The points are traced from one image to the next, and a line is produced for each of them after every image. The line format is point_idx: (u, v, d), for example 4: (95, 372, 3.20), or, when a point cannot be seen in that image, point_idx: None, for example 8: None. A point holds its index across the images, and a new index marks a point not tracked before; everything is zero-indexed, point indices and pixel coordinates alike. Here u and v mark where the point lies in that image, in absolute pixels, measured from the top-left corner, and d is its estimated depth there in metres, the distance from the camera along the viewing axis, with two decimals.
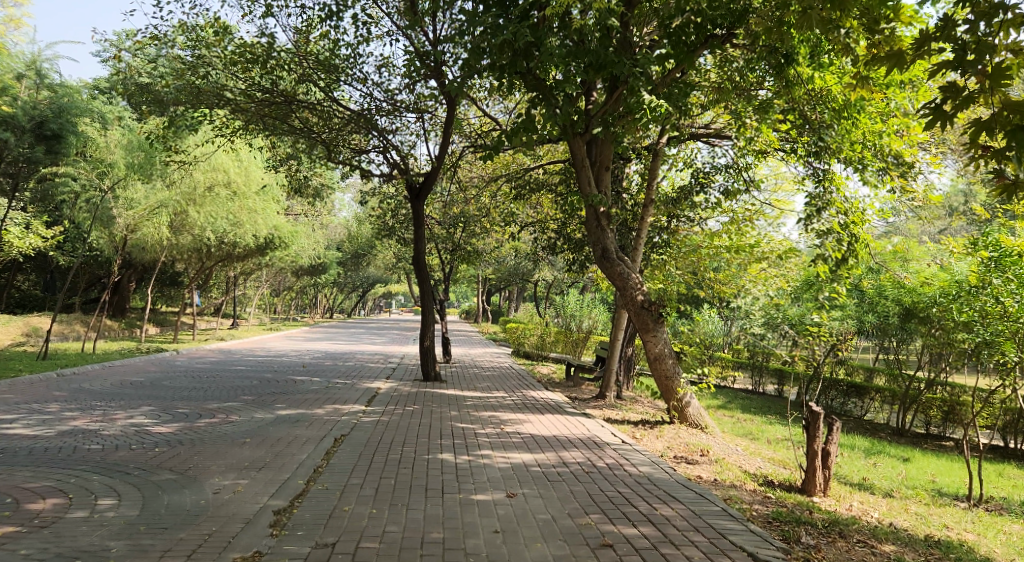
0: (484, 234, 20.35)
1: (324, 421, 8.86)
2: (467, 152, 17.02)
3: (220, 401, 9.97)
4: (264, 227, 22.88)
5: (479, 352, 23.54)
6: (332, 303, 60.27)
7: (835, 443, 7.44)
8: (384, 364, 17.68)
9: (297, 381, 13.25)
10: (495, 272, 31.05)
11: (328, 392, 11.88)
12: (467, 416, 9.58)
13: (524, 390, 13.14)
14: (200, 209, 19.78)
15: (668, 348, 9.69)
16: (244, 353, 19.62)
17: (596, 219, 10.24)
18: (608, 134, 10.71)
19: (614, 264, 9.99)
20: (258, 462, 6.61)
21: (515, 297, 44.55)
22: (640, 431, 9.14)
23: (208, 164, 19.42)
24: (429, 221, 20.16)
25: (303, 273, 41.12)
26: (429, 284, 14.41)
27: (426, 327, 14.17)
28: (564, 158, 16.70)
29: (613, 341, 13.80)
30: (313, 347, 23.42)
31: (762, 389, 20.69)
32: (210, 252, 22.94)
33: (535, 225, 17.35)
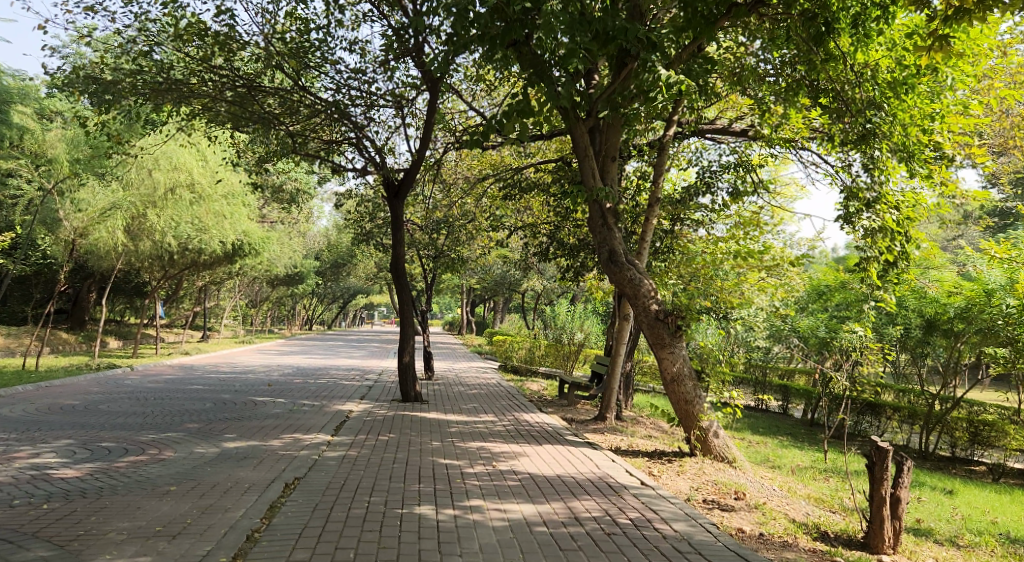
0: (469, 240, 18.97)
1: (279, 457, 7.34)
2: (451, 150, 15.61)
3: (157, 432, 8.47)
4: (232, 233, 21.35)
5: (464, 367, 22.06)
6: (311, 315, 58.59)
7: (906, 487, 6.03)
8: (359, 381, 16.14)
9: (258, 403, 11.72)
10: (480, 282, 29.64)
11: (290, 417, 10.35)
12: (451, 447, 8.09)
13: (515, 412, 11.66)
14: (160, 212, 18.34)
15: (687, 367, 8.27)
16: (207, 369, 18.07)
17: (602, 217, 8.92)
18: (616, 118, 9.29)
19: (625, 269, 8.59)
20: (173, 526, 5.10)
21: (501, 309, 43.18)
22: (658, 466, 7.71)
23: (168, 163, 18.01)
24: (410, 227, 18.71)
25: (279, 283, 39.53)
26: (408, 293, 12.92)
27: (405, 341, 12.69)
28: (556, 158, 15.37)
29: (615, 356, 12.38)
30: (285, 362, 21.83)
31: (767, 406, 19.33)
32: (174, 259, 21.36)
33: (525, 229, 15.93)
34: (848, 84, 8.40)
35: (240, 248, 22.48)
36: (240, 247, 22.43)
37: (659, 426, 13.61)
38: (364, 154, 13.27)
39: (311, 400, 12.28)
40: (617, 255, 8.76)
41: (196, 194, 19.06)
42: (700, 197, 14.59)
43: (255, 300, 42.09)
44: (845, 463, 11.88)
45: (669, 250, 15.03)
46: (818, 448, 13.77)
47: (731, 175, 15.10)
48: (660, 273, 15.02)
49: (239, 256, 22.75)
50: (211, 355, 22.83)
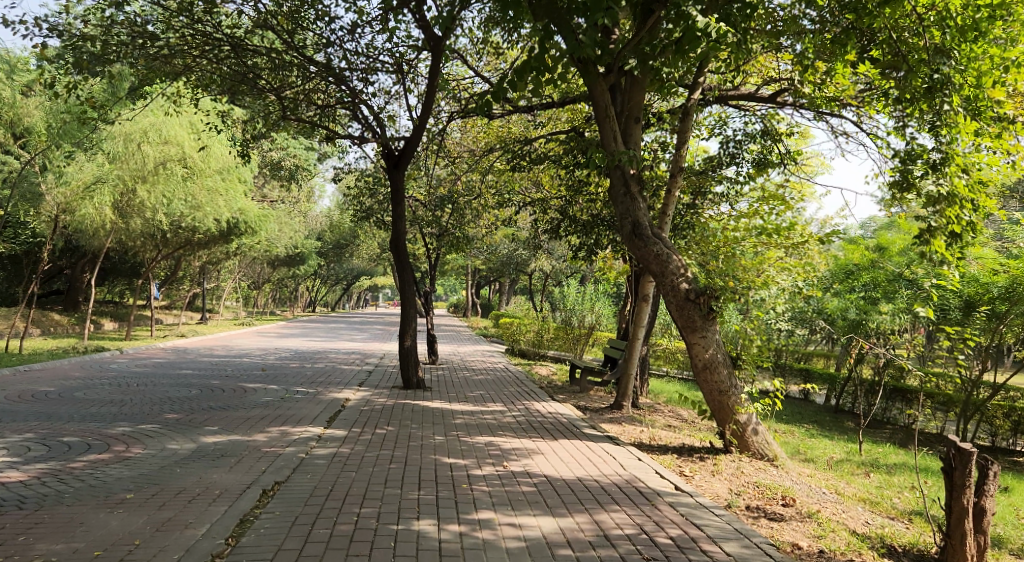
0: (475, 218, 18.06)
1: (262, 455, 6.49)
2: (455, 118, 14.66)
3: (129, 424, 7.60)
4: (228, 211, 20.44)
5: (469, 350, 21.20)
6: (313, 297, 57.76)
7: (992, 496, 5.17)
8: (359, 366, 15.28)
9: (248, 390, 10.85)
10: (485, 262, 28.77)
11: (282, 405, 9.48)
12: (456, 443, 7.22)
13: (525, 400, 10.78)
14: (152, 188, 17.65)
15: (721, 353, 7.37)
16: (200, 352, 17.21)
17: (624, 187, 7.98)
18: (642, 74, 8.30)
19: (651, 244, 7.65)
20: (120, 552, 4.35)
21: (506, 290, 42.34)
22: (691, 464, 6.85)
23: (158, 136, 17.10)
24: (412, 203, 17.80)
25: (280, 264, 38.68)
26: (409, 272, 12.02)
27: (407, 323, 11.80)
28: (568, 128, 14.48)
29: (633, 339, 11.50)
30: (284, 345, 20.98)
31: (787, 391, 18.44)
32: (167, 238, 20.49)
33: (534, 204, 15.00)
34: (912, 29, 7.75)
35: (236, 227, 21.55)
36: (236, 226, 21.50)
37: (678, 415, 12.76)
38: (363, 122, 12.34)
39: (305, 387, 11.40)
40: (642, 227, 7.83)
41: (188, 167, 18.43)
42: (724, 168, 13.69)
43: (256, 282, 41.25)
44: (882, 456, 11.00)
45: (691, 223, 14.11)
46: (850, 437, 12.90)
47: (755, 146, 14.20)
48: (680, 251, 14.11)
49: (235, 235, 21.83)
50: (207, 338, 21.97)
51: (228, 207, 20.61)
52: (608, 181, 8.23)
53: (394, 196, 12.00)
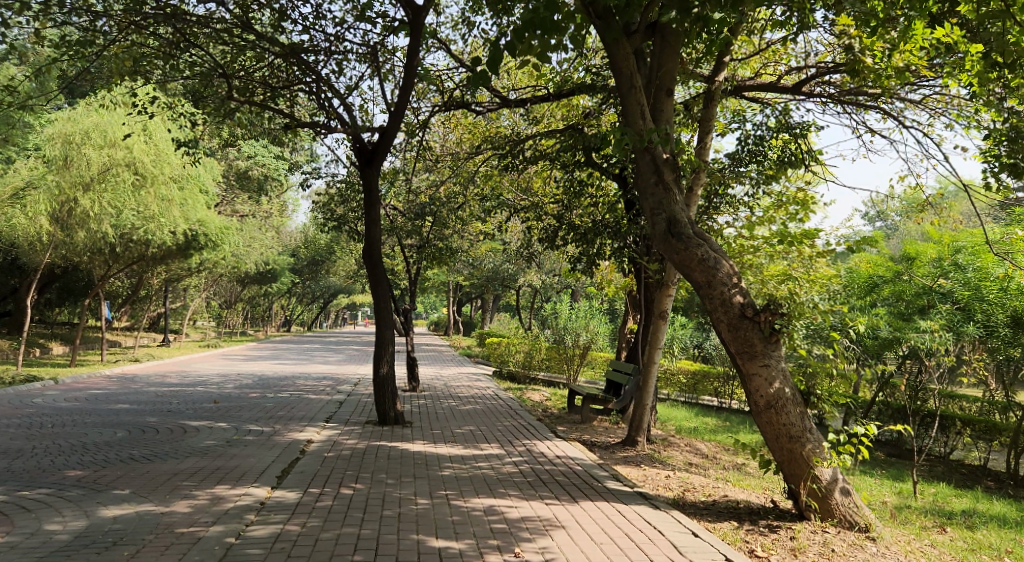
0: (459, 228, 16.39)
1: (175, 540, 4.75)
2: (436, 112, 13.01)
3: (9, 489, 5.78)
4: (183, 222, 18.56)
5: (453, 373, 19.43)
6: (287, 315, 55.46)
7: None
8: (330, 394, 13.46)
9: (190, 430, 9.02)
10: (468, 278, 26.98)
11: (226, 452, 7.68)
12: (445, 511, 5.50)
13: (525, 439, 9.03)
14: (94, 195, 16.30)
15: (790, 387, 5.64)
16: (150, 380, 15.28)
17: (655, 177, 6.31)
18: (676, 32, 6.61)
19: (694, 246, 5.95)
20: None
21: (489, 307, 40.61)
22: (764, 539, 5.19)
23: (102, 137, 16.03)
24: (389, 210, 16.09)
25: (250, 281, 36.69)
26: (384, 286, 10.23)
27: (382, 347, 10.00)
28: (564, 126, 12.87)
29: (650, 364, 9.79)
30: (248, 369, 19.07)
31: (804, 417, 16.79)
32: (117, 252, 18.60)
33: (527, 209, 13.32)
34: None
35: (194, 240, 19.64)
36: (195, 239, 19.60)
37: (697, 451, 11.06)
38: (329, 109, 10.55)
39: (260, 424, 9.57)
40: (680, 226, 6.14)
41: (139, 174, 17.02)
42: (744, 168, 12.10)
43: (227, 301, 39.25)
44: (943, 500, 9.38)
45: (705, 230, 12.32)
46: (892, 471, 11.24)
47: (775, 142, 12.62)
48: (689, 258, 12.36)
49: (194, 249, 19.95)
50: (162, 363, 19.96)
51: (183, 218, 18.74)
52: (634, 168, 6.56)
53: (365, 197, 10.26)
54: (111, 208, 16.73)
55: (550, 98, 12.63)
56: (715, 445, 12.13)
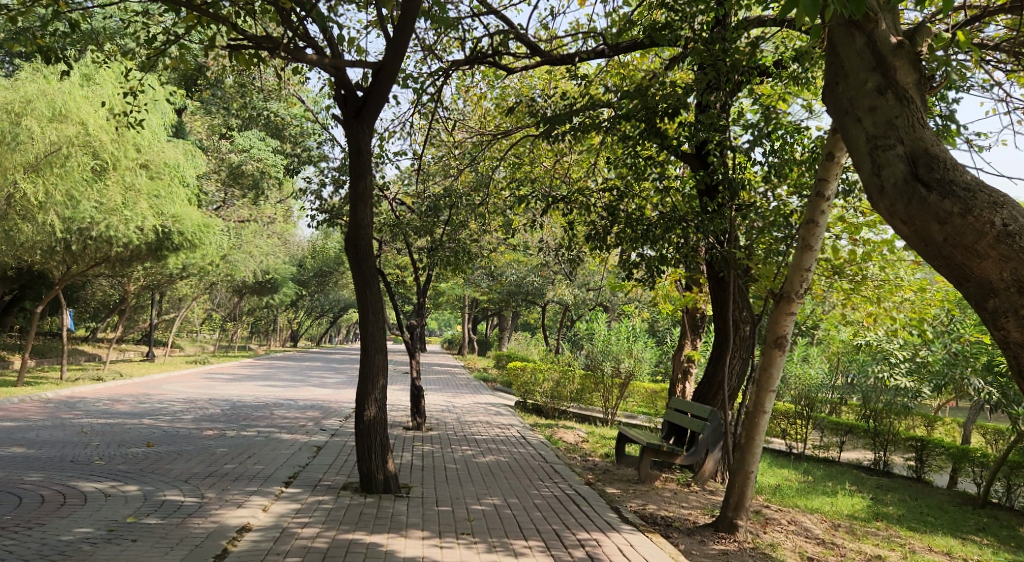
0: (480, 229, 13.38)
1: None
2: (454, 69, 10.02)
3: None
4: (153, 216, 15.61)
5: (468, 403, 16.38)
6: (294, 330, 52.52)
7: None
8: (311, 434, 10.42)
9: (76, 500, 5.99)
10: (487, 291, 23.86)
11: (93, 556, 4.67)
12: None
13: (581, 530, 5.98)
14: (38, 177, 13.46)
15: None
16: (93, 406, 12.30)
17: (881, 82, 4.16)
18: None
19: (985, 213, 3.69)
20: None
21: (510, 327, 37.50)
22: None
23: (50, 109, 13.18)
24: (395, 204, 13.12)
25: (250, 292, 33.87)
26: (372, 292, 7.09)
27: (368, 381, 6.95)
28: (622, 88, 9.86)
29: (761, 408, 6.78)
30: (226, 393, 16.12)
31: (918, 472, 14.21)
32: (76, 252, 15.74)
33: (569, 198, 10.22)
34: None
35: (168, 239, 16.69)
36: (168, 239, 16.65)
37: (808, 534, 7.93)
38: (301, 35, 7.44)
39: (188, 489, 6.55)
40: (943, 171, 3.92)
41: (101, 159, 14.23)
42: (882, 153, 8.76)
43: (227, 312, 36.48)
44: None
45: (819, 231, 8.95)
46: None
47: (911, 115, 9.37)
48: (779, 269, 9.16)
49: (168, 250, 17.05)
50: (128, 383, 17.02)
51: (153, 213, 15.78)
52: (828, 82, 4.43)
53: (351, 166, 7.14)
54: (61, 196, 13.86)
55: (606, 51, 9.61)
56: (822, 521, 9.00)
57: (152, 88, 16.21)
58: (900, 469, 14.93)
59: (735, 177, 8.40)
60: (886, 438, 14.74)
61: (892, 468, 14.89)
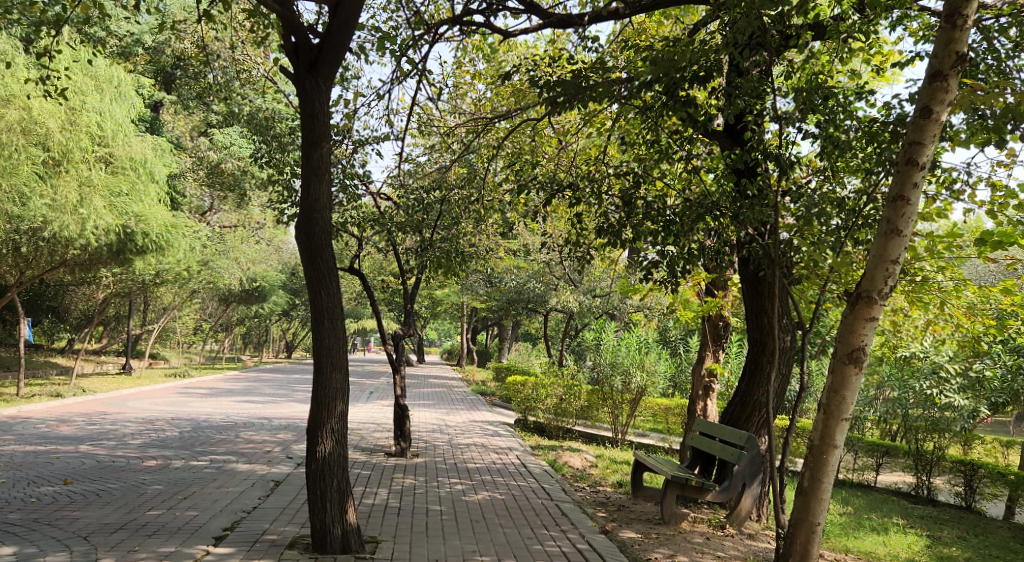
0: (474, 228, 11.87)
1: None
2: (442, 33, 8.47)
3: None
4: (113, 216, 14.06)
5: (462, 421, 14.83)
6: (287, 340, 50.90)
7: None
8: (273, 463, 8.87)
9: None
10: (486, 298, 22.27)
11: None
12: None
13: None
14: None
15: None
16: (29, 429, 10.74)
17: None
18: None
19: None
20: None
21: (510, 338, 35.93)
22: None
23: None
24: (379, 198, 11.63)
25: (237, 301, 32.28)
26: (329, 292, 5.52)
27: (319, 409, 5.37)
28: (639, 57, 8.29)
29: (834, 438, 5.25)
30: (196, 411, 14.55)
31: (970, 502, 12.54)
32: (28, 254, 14.17)
33: (578, 187, 8.73)
34: None
35: (131, 242, 15.11)
36: (131, 242, 15.09)
37: None
38: None
39: (80, 554, 5.03)
40: None
41: (52, 152, 12.72)
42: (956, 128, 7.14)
43: (215, 322, 34.89)
44: None
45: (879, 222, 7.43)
46: None
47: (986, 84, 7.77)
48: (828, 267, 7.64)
49: (133, 253, 15.52)
50: (88, 399, 15.46)
51: (114, 212, 14.23)
52: None
53: (302, 132, 5.58)
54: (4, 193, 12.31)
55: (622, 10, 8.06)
56: None
57: (114, 74, 14.69)
58: (945, 496, 13.24)
59: (780, 155, 6.90)
60: (930, 461, 13.09)
61: (937, 494, 13.20)
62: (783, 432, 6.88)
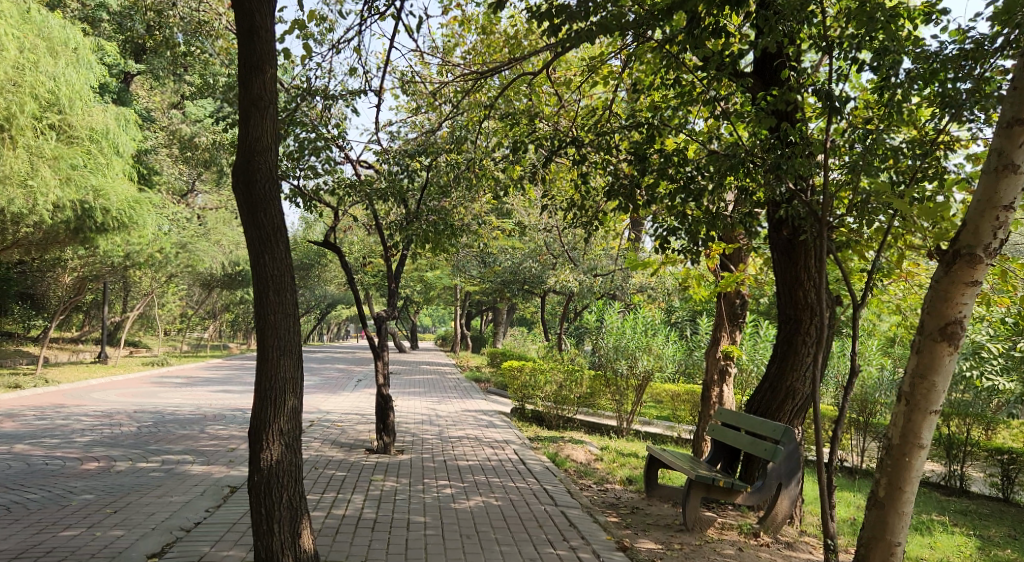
0: (464, 197, 10.67)
1: None
2: None
3: None
4: (69, 190, 12.84)
5: (455, 411, 13.67)
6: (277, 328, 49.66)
7: None
8: (235, 463, 7.72)
9: None
10: (480, 280, 21.12)
11: None
12: None
13: None
14: None
15: None
16: None
17: None
18: None
19: None
20: None
21: (505, 323, 34.79)
22: None
23: None
24: (358, 165, 10.43)
25: (221, 286, 31.07)
26: (273, 257, 4.46)
27: (265, 416, 4.38)
28: None
29: (925, 430, 4.26)
30: (166, 402, 13.40)
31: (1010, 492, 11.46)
32: None
33: (585, 142, 7.55)
34: None
35: (90, 219, 13.81)
36: (89, 219, 13.79)
37: None
38: None
39: None
40: None
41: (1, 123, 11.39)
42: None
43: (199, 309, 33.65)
44: None
45: (941, 177, 6.29)
46: None
47: None
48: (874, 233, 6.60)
49: (94, 232, 14.28)
50: (49, 390, 14.25)
51: (69, 186, 13.03)
52: None
53: (238, 55, 4.48)
54: None
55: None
56: None
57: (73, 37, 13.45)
58: (979, 486, 12.16)
59: (831, 91, 5.73)
60: (963, 448, 11.99)
61: (970, 484, 12.12)
62: (821, 420, 5.92)
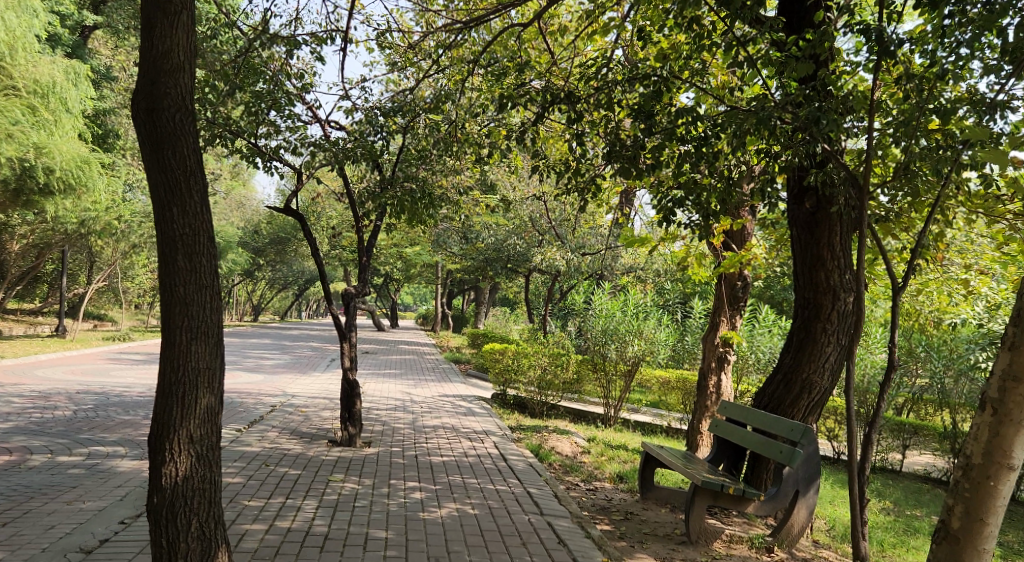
0: (441, 162, 9.64)
1: None
2: None
3: None
4: (8, 147, 11.73)
5: (429, 397, 12.56)
6: (254, 304, 48.37)
7: None
8: None
9: None
10: (461, 257, 20.10)
11: None
12: None
13: None
14: None
15: None
16: None
17: None
18: None
19: None
20: None
21: (487, 302, 33.77)
22: None
23: None
24: (326, 124, 9.36)
25: None
26: (183, 211, 3.96)
27: (164, 422, 3.92)
28: None
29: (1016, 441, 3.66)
30: (116, 381, 12.36)
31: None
32: None
33: (584, 96, 6.55)
34: None
35: (31, 179, 12.74)
36: (30, 179, 12.74)
37: None
38: None
39: None
40: None
41: None
42: None
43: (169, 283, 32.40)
44: None
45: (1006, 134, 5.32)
46: None
47: None
48: (912, 206, 5.72)
49: (38, 194, 13.13)
50: None
51: (10, 143, 11.86)
52: None
53: None
54: None
55: None
56: None
57: None
58: None
59: (881, 31, 4.77)
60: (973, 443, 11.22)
61: None
62: (850, 420, 5.06)
